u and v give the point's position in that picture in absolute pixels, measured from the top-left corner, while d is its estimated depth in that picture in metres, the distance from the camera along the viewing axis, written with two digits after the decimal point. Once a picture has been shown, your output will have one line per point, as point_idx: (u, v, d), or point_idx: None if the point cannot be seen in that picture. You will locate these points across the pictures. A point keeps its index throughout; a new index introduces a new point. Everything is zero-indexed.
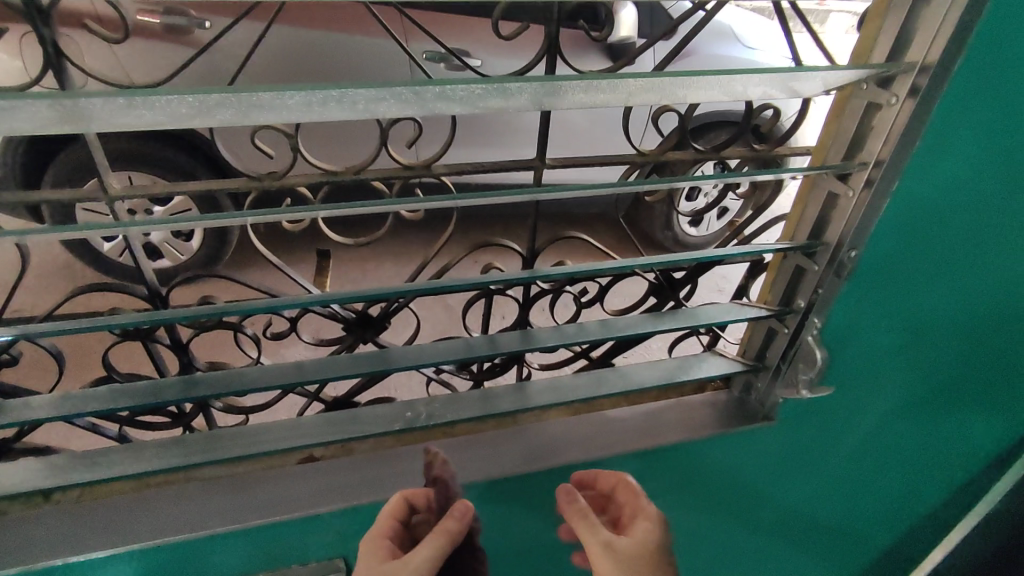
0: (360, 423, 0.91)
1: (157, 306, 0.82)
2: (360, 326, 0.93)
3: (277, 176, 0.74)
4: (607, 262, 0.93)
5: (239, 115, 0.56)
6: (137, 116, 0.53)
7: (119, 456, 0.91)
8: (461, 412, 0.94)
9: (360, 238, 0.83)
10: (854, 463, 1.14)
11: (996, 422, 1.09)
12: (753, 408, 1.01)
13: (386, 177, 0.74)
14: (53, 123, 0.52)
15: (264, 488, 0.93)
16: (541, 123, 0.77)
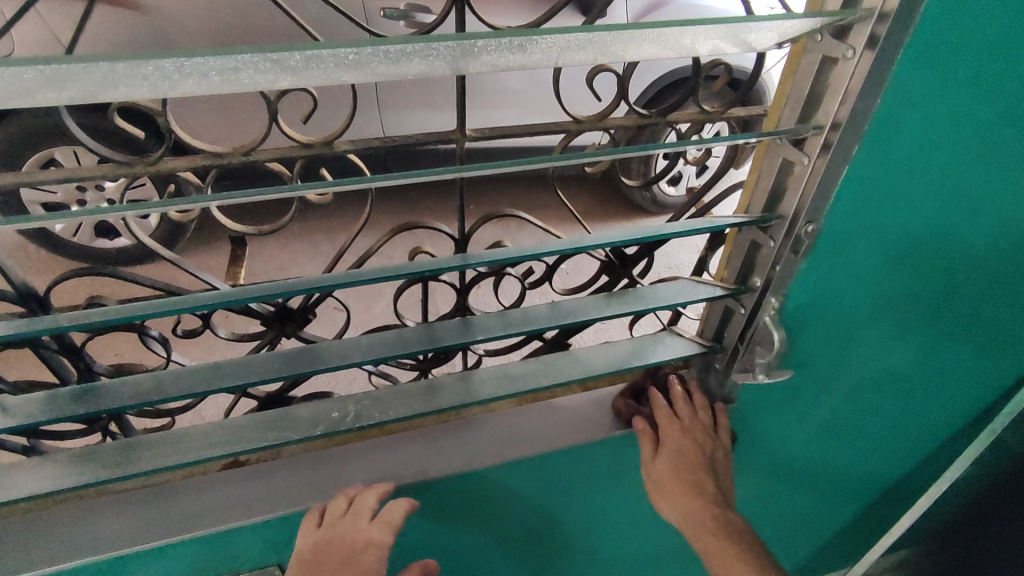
0: (284, 426, 0.81)
1: (34, 310, 0.69)
2: (278, 321, 0.82)
3: (149, 159, 0.62)
4: (549, 242, 0.84)
5: (72, 97, 0.45)
6: None
7: (18, 475, 0.75)
8: (396, 410, 0.84)
9: (263, 225, 0.72)
10: (824, 439, 1.10)
11: (965, 387, 1.05)
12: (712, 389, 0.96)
13: (280, 159, 0.64)
14: None
15: (181, 500, 0.79)
16: (458, 87, 0.67)
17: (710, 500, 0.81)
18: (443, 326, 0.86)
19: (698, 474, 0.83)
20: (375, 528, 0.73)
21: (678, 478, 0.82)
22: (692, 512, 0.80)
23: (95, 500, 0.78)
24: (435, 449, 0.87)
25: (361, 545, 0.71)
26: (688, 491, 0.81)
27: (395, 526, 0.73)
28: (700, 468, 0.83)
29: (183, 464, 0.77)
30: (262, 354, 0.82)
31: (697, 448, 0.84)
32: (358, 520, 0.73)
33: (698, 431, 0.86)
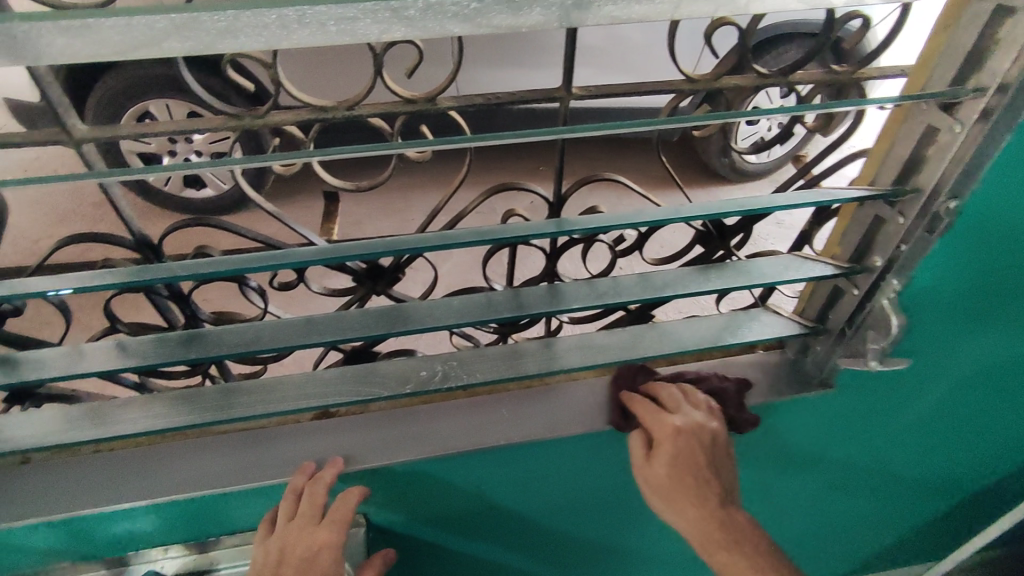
0: (374, 382, 0.82)
1: (150, 257, 0.72)
2: (370, 278, 0.82)
3: (259, 112, 0.63)
4: (647, 209, 0.80)
5: (198, 47, 0.45)
6: (67, 45, 0.42)
7: (131, 411, 0.80)
8: (481, 373, 0.84)
9: (362, 181, 0.71)
10: (909, 442, 1.04)
11: None
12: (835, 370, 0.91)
13: (383, 115, 0.63)
14: None
15: (276, 445, 0.83)
16: (567, 41, 0.63)
17: (712, 506, 0.77)
18: (531, 293, 0.85)
19: (703, 480, 0.77)
20: (325, 529, 0.73)
21: (682, 490, 0.77)
22: (700, 522, 0.77)
23: (201, 439, 0.83)
24: (516, 413, 0.87)
25: (315, 550, 0.72)
26: (692, 501, 0.77)
27: (347, 521, 0.74)
28: (704, 470, 0.77)
29: (278, 413, 0.81)
30: (354, 310, 0.83)
31: (699, 453, 0.77)
32: (307, 525, 0.74)
33: (695, 426, 0.78)
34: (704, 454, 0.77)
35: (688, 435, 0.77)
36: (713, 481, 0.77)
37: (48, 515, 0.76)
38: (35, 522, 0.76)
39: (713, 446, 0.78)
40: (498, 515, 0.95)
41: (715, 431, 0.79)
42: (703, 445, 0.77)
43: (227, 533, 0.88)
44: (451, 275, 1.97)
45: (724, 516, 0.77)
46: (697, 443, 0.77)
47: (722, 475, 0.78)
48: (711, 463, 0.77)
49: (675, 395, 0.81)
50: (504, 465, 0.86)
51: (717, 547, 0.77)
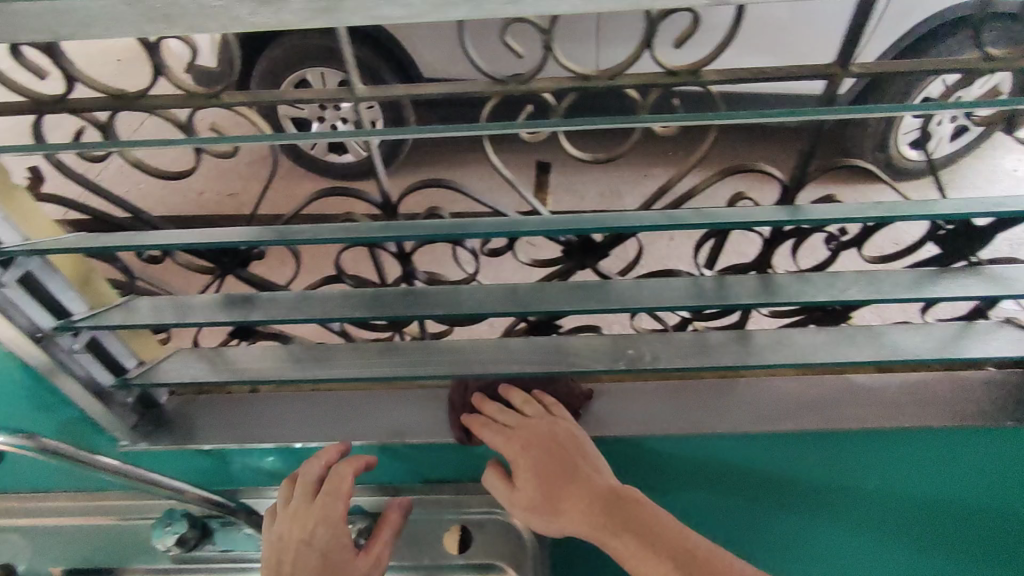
0: (574, 357, 0.85)
1: (389, 217, 0.75)
2: (581, 251, 0.83)
3: (522, 79, 0.61)
4: (895, 202, 0.71)
5: (510, 6, 0.47)
6: (395, 7, 0.47)
7: (347, 356, 0.87)
8: (682, 361, 0.83)
9: (599, 153, 0.70)
10: (934, 503, 0.87)
11: None
12: (992, 396, 0.85)
13: (641, 88, 0.60)
14: (312, 16, 0.48)
15: (475, 405, 0.90)
16: (858, 9, 0.55)
17: (593, 493, 0.73)
18: (743, 282, 0.82)
19: (568, 475, 0.75)
20: (320, 503, 0.74)
21: (549, 494, 0.75)
22: (589, 510, 0.72)
23: (405, 392, 0.91)
24: (705, 406, 0.88)
25: (312, 526, 0.72)
26: (570, 495, 0.74)
27: (345, 491, 0.75)
28: (561, 466, 0.76)
29: (487, 375, 0.86)
30: (558, 283, 0.85)
31: (546, 451, 0.77)
32: (303, 503, 0.75)
33: (541, 432, 0.79)
34: (555, 450, 0.77)
35: (527, 437, 0.79)
36: (575, 469, 0.76)
37: (279, 442, 0.85)
38: (268, 447, 0.85)
39: (562, 443, 0.78)
40: None
41: (565, 431, 0.80)
42: (554, 445, 0.78)
43: (419, 481, 0.94)
44: None
45: (610, 494, 0.73)
46: (539, 440, 0.78)
47: (585, 466, 0.76)
48: (567, 454, 0.77)
49: (512, 404, 0.83)
50: (690, 452, 0.87)
51: (608, 533, 0.70)
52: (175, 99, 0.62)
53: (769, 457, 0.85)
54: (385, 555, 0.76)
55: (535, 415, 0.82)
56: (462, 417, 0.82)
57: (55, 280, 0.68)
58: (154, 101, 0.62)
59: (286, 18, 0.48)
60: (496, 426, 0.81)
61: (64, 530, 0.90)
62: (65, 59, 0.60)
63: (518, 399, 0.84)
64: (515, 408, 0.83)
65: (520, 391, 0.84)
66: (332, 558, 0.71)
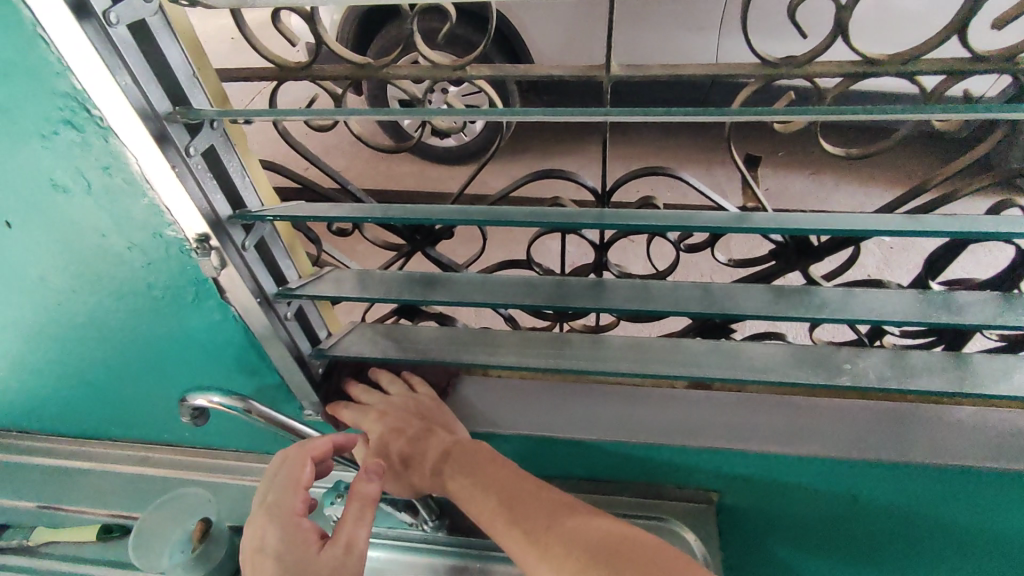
0: (772, 365, 0.79)
1: (603, 204, 0.72)
2: (795, 253, 0.76)
3: (798, 62, 0.56)
4: None
5: None
6: None
7: (526, 344, 0.85)
8: (894, 380, 0.76)
9: (853, 149, 0.64)
10: (952, 535, 0.83)
11: None
12: None
13: (936, 73, 0.54)
14: None
15: (651, 406, 0.86)
16: None
17: (453, 457, 0.72)
18: (984, 299, 0.73)
19: (427, 441, 0.75)
20: (274, 500, 0.69)
21: (405, 466, 0.76)
22: (450, 476, 0.71)
23: (573, 385, 0.89)
24: (913, 431, 0.79)
25: (262, 527, 0.67)
26: (429, 460, 0.74)
27: (296, 484, 0.70)
28: (418, 432, 0.76)
29: (673, 377, 0.82)
30: (761, 286, 0.79)
31: (405, 419, 0.77)
32: (263, 502, 0.70)
33: (397, 404, 0.79)
34: (408, 416, 0.78)
35: (385, 411, 0.78)
36: (432, 436, 0.76)
37: None
38: None
39: (417, 411, 0.79)
40: (853, 533, 0.86)
41: (423, 403, 0.81)
42: (409, 414, 0.78)
43: (582, 478, 0.91)
44: None
45: (456, 447, 0.74)
46: (397, 411, 0.78)
47: (437, 426, 0.78)
48: (421, 422, 0.77)
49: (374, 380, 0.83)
50: (892, 480, 0.78)
51: (457, 479, 0.71)
52: (422, 71, 0.61)
53: (952, 492, 0.78)
54: (360, 539, 0.66)
55: (397, 392, 0.81)
56: (326, 404, 0.82)
57: (278, 248, 0.69)
58: (403, 73, 0.61)
59: None
60: (358, 409, 0.81)
61: (236, 488, 0.93)
62: (323, 27, 0.60)
63: (386, 379, 0.84)
64: (383, 389, 0.83)
65: (387, 371, 0.84)
66: (287, 554, 0.65)
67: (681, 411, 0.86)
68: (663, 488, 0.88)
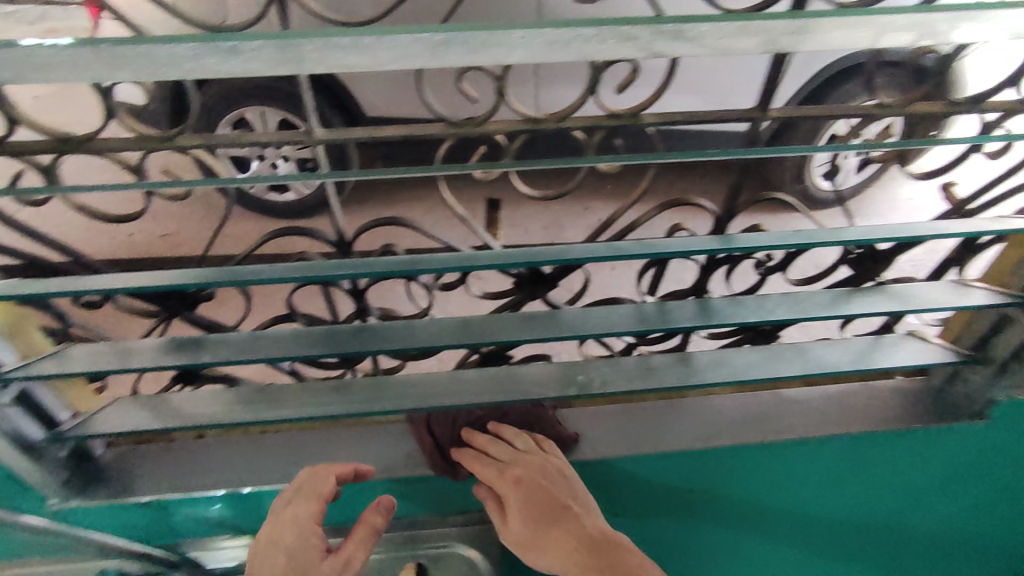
0: (526, 384, 0.87)
1: (343, 253, 0.76)
2: (531, 283, 0.86)
3: (476, 122, 0.65)
4: (809, 235, 0.80)
5: (468, 56, 0.50)
6: (361, 59, 0.48)
7: (301, 398, 0.87)
8: (626, 384, 0.88)
9: (548, 190, 0.74)
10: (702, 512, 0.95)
11: None
12: (904, 404, 0.92)
13: (584, 128, 0.65)
14: (274, 66, 0.48)
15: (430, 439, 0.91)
16: (771, 66, 0.64)
17: (583, 536, 0.73)
18: (682, 306, 0.87)
19: (557, 517, 0.75)
20: (296, 505, 0.74)
21: (537, 533, 0.75)
22: (572, 552, 0.72)
23: (356, 428, 0.92)
24: (652, 425, 0.92)
25: (279, 527, 0.72)
26: (570, 541, 0.73)
27: (319, 494, 0.74)
28: (551, 509, 0.76)
29: (441, 407, 0.87)
30: (509, 314, 0.88)
31: (535, 481, 0.77)
32: (284, 504, 0.75)
33: (534, 468, 0.79)
34: (557, 490, 0.77)
35: (518, 473, 0.78)
36: (571, 511, 0.75)
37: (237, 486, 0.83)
38: (222, 492, 0.82)
39: (558, 481, 0.79)
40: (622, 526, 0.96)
41: (556, 467, 0.81)
42: (545, 482, 0.78)
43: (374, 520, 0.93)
44: None
45: (594, 535, 0.73)
46: (525, 470, 0.79)
47: (573, 501, 0.77)
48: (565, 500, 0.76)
49: (509, 434, 0.84)
50: (638, 473, 0.89)
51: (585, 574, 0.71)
52: (127, 141, 0.60)
53: (686, 475, 0.90)
54: (356, 561, 0.70)
55: (527, 448, 0.82)
56: (452, 453, 0.84)
57: None
58: (106, 144, 0.61)
59: (250, 67, 0.48)
60: (483, 461, 0.82)
61: None
62: (10, 102, 0.58)
63: (510, 434, 0.85)
64: (508, 443, 0.84)
65: (510, 425, 0.85)
66: (293, 562, 0.69)
67: (456, 440, 0.91)
68: (450, 517, 0.92)
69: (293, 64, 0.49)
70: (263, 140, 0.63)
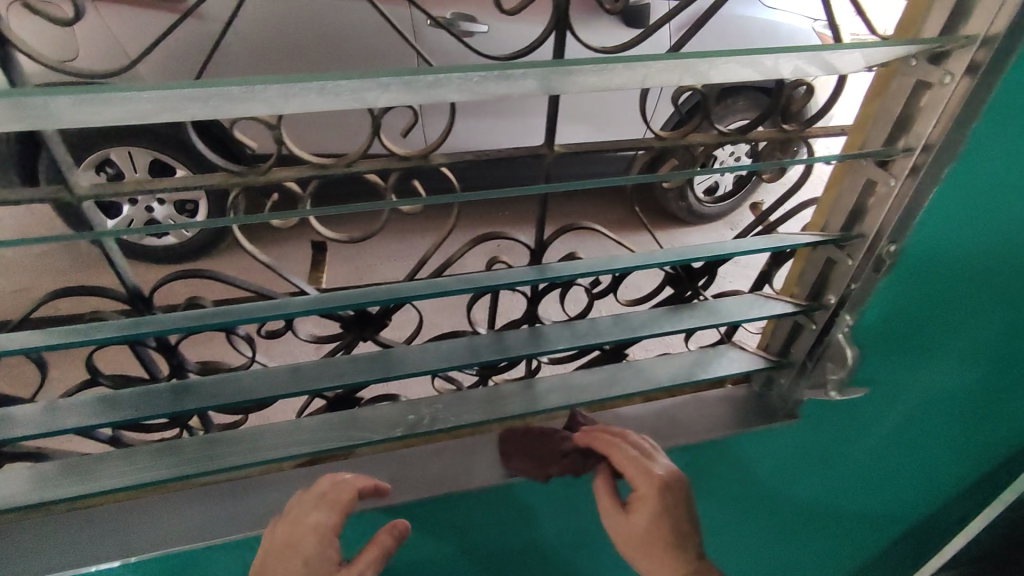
0: (361, 427, 0.86)
1: (142, 308, 0.73)
2: (358, 324, 0.85)
3: (261, 169, 0.64)
4: (620, 258, 0.84)
5: (212, 109, 0.49)
6: (93, 114, 0.47)
7: (114, 466, 0.81)
8: (464, 416, 0.89)
9: (355, 232, 0.74)
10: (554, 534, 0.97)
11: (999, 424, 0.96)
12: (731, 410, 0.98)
13: (378, 171, 0.66)
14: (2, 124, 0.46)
15: (265, 494, 0.86)
16: (549, 107, 0.68)
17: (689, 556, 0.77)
18: (513, 335, 0.89)
19: (680, 532, 0.78)
20: (315, 512, 0.74)
21: (643, 533, 0.78)
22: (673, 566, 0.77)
23: (184, 491, 0.86)
24: (497, 455, 0.92)
25: (297, 536, 0.72)
26: (675, 554, 0.77)
27: (342, 508, 0.75)
28: (685, 523, 0.78)
29: (271, 461, 0.84)
30: (340, 357, 0.86)
31: (675, 493, 0.78)
32: (306, 506, 0.75)
33: (673, 474, 0.79)
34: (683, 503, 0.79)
35: (670, 485, 0.78)
36: (687, 528, 0.78)
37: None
38: None
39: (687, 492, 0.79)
40: (478, 560, 0.95)
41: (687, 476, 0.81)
42: (679, 494, 0.78)
43: None
44: None
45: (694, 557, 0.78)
46: (679, 487, 0.79)
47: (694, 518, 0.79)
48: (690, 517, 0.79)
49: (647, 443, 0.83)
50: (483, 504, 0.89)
51: None
52: None
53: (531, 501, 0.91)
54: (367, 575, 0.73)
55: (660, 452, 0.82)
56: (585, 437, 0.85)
57: None
58: None
59: None
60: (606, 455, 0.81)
61: None
62: None
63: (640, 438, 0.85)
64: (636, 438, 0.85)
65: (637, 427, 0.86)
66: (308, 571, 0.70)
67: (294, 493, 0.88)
68: None
69: (37, 118, 0.47)
70: (16, 201, 0.59)
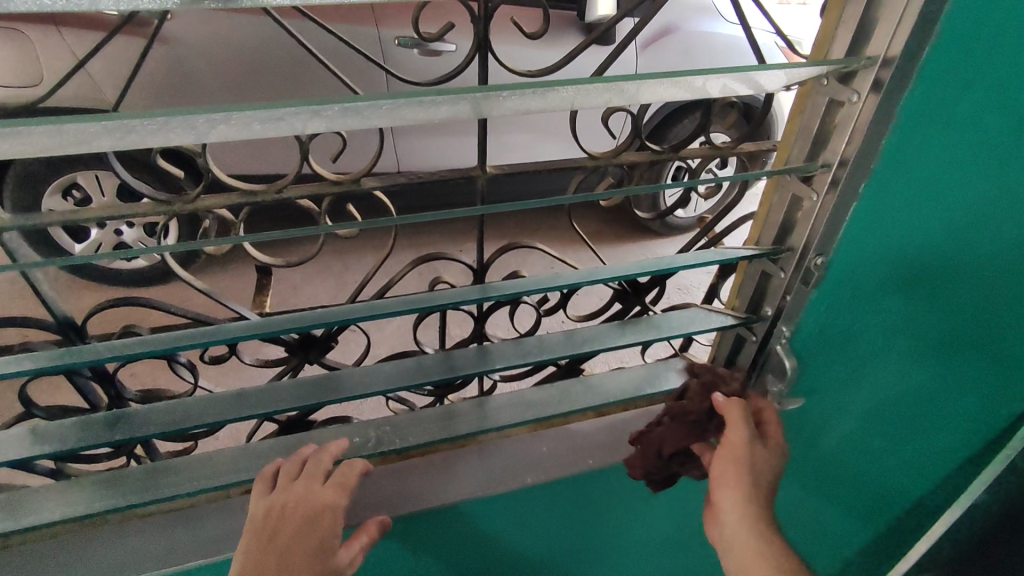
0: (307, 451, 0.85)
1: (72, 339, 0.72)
2: (302, 348, 0.85)
3: (187, 198, 0.64)
4: (563, 276, 0.85)
5: (125, 141, 0.49)
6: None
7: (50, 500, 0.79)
8: (413, 437, 0.88)
9: (292, 256, 0.74)
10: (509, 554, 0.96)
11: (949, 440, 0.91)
12: None
13: (309, 195, 0.66)
14: None
15: (209, 523, 0.85)
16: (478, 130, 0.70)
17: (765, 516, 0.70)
18: (461, 354, 0.89)
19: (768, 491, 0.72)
20: (329, 491, 0.71)
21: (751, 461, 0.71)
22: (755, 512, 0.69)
23: (127, 524, 0.84)
24: (448, 475, 0.92)
25: (317, 510, 0.69)
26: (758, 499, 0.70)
27: (348, 490, 0.73)
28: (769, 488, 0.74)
29: (214, 489, 0.82)
30: (285, 381, 0.85)
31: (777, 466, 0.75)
32: (312, 483, 0.71)
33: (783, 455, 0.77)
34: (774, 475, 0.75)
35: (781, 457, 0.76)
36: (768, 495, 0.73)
37: None
38: None
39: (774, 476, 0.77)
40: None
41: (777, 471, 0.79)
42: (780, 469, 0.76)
43: None
44: (394, 335, 1.93)
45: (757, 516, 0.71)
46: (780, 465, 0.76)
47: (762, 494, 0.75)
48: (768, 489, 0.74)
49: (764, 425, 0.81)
50: (434, 525, 0.89)
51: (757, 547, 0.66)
52: None
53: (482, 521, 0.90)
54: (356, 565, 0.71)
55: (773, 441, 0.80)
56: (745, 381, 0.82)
57: None
58: None
59: None
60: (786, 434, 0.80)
61: None
62: None
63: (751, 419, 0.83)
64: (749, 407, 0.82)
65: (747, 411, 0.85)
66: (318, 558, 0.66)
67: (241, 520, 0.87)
68: None
69: None
70: None
